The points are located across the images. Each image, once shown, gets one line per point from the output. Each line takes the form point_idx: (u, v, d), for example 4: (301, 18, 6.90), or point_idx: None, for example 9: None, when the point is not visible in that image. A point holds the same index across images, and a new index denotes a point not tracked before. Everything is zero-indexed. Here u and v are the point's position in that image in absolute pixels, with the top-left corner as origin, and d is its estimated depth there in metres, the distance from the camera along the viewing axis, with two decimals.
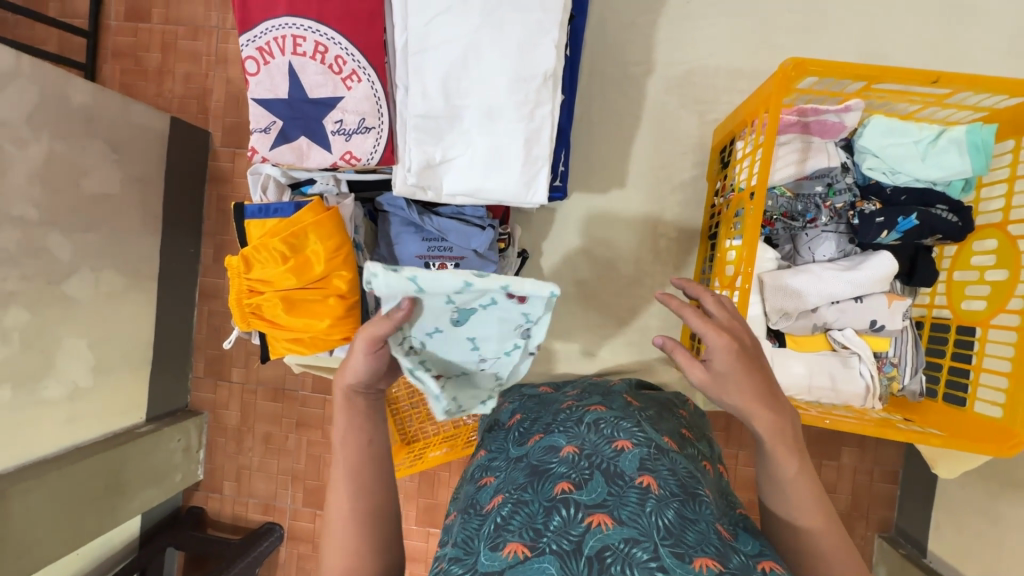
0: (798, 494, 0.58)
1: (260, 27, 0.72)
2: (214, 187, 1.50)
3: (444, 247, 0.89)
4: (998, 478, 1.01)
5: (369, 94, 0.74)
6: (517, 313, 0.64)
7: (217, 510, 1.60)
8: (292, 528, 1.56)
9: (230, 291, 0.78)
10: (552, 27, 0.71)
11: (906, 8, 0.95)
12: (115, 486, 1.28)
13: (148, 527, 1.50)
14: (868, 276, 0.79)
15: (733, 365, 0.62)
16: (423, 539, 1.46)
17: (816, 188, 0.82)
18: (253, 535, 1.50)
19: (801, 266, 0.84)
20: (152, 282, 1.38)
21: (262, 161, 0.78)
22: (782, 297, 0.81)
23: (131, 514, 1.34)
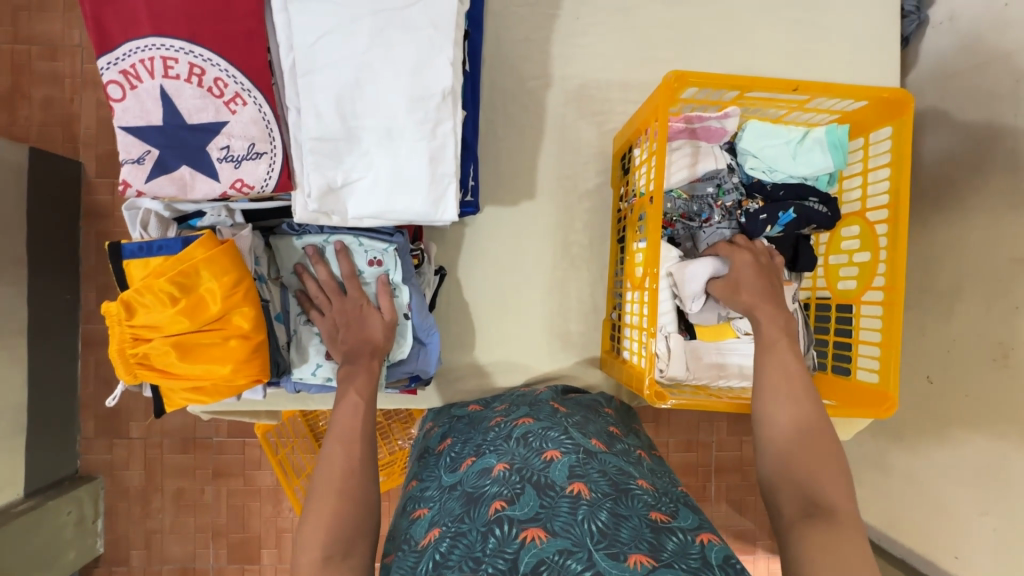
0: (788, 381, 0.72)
1: (121, 49, 0.65)
2: (91, 223, 1.41)
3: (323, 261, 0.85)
4: (884, 434, 1.14)
5: (257, 118, 0.69)
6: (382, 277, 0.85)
7: None
8: None
9: (110, 341, 0.70)
10: (446, 45, 0.70)
11: (767, 23, 1.05)
12: None
13: None
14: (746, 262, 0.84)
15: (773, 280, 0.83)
16: None
17: (709, 188, 0.88)
18: None
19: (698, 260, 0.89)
20: (19, 337, 1.23)
21: (138, 195, 0.69)
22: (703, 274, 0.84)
23: None
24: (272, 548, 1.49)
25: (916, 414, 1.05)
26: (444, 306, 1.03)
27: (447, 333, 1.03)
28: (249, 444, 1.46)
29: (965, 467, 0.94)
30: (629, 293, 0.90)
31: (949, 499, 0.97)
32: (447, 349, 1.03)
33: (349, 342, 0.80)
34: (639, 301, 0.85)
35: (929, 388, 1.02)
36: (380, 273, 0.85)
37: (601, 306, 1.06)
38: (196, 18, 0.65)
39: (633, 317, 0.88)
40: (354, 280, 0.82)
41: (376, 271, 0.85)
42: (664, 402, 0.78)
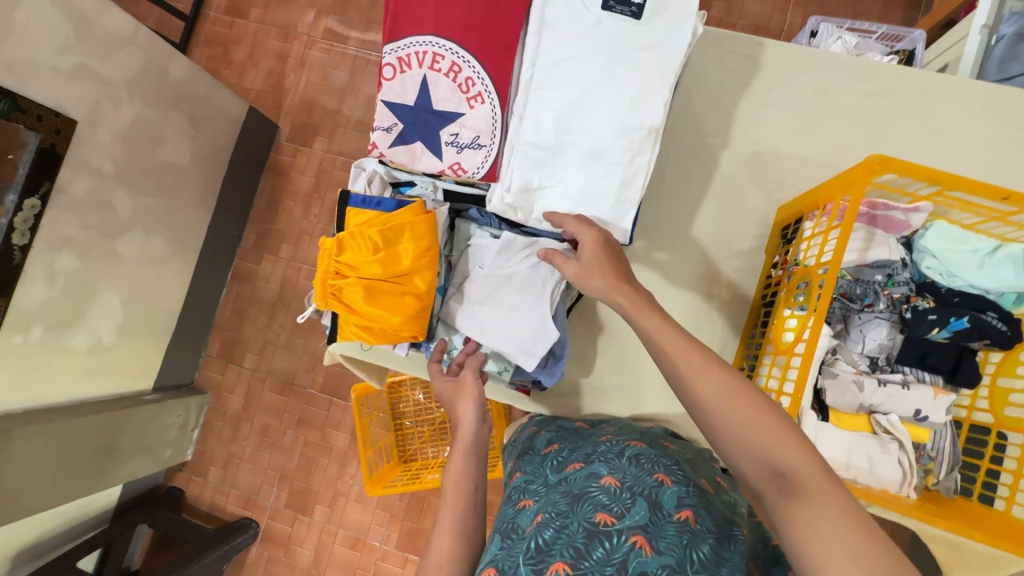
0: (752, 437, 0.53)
1: (405, 41, 0.79)
2: (270, 176, 1.93)
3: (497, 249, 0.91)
4: None
5: (489, 116, 0.80)
6: (541, 277, 0.89)
7: (196, 495, 1.81)
8: (268, 527, 1.76)
9: (317, 269, 0.83)
10: (663, 88, 0.78)
11: (970, 133, 1.03)
12: (109, 450, 1.49)
13: (128, 499, 1.73)
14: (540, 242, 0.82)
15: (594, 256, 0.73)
16: (399, 564, 1.69)
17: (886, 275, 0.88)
18: (227, 529, 1.68)
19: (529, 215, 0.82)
20: (191, 256, 1.70)
21: (378, 156, 0.83)
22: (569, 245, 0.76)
23: (116, 479, 1.55)
24: (325, 507, 1.75)
25: None
26: (574, 322, 1.08)
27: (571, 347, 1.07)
28: (334, 405, 1.83)
29: None
30: (770, 357, 0.91)
31: None
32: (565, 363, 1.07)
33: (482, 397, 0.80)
34: (783, 366, 0.85)
35: None
36: (540, 273, 0.89)
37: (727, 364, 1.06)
38: (469, 27, 0.78)
39: (770, 380, 0.88)
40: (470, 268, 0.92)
41: (536, 271, 0.89)
42: None
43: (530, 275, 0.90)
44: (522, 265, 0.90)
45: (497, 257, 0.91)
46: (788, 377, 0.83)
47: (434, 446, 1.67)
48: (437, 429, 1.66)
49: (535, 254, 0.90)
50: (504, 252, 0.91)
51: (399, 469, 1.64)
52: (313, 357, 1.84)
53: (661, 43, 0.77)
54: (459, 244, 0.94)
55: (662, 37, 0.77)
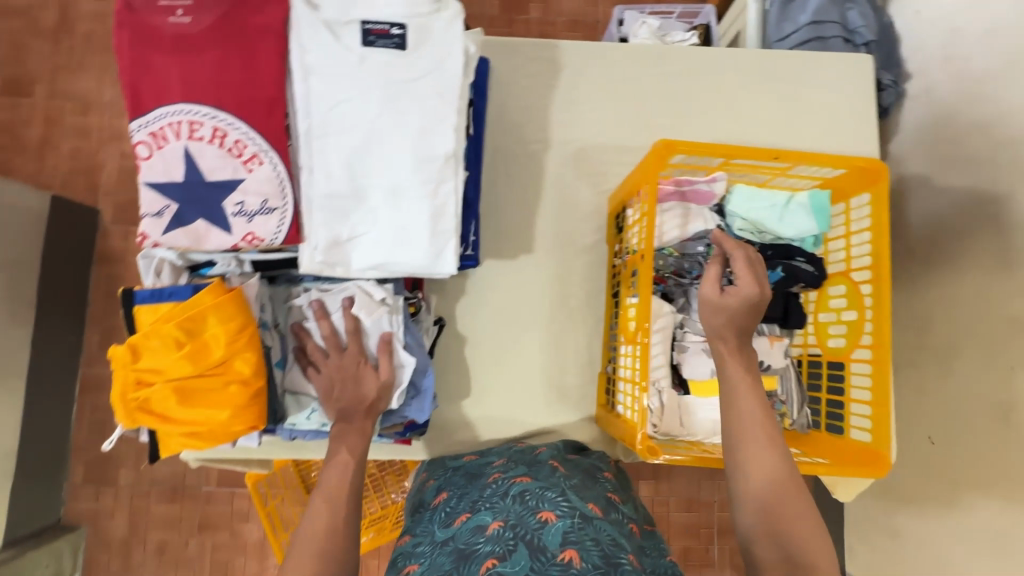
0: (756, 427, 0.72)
1: (153, 113, 0.71)
2: (102, 267, 1.72)
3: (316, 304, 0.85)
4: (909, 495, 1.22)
5: (272, 176, 0.73)
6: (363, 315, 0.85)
7: None
8: None
9: (113, 384, 0.72)
10: (449, 113, 0.76)
11: (754, 96, 1.13)
12: None
13: None
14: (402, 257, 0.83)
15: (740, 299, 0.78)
16: None
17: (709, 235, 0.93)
18: None
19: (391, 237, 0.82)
20: (16, 381, 1.50)
21: (153, 245, 0.73)
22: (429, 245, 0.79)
23: None
24: None
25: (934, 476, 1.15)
26: (441, 357, 1.04)
27: (445, 383, 1.03)
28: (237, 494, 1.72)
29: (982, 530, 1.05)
30: (623, 346, 0.92)
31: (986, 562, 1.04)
32: (441, 402, 1.03)
33: (342, 399, 0.81)
34: (632, 355, 0.86)
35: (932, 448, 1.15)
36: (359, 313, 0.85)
37: (596, 359, 1.07)
38: (223, 86, 0.71)
39: (627, 368, 0.90)
40: (357, 337, 0.84)
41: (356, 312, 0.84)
42: (656, 457, 0.77)
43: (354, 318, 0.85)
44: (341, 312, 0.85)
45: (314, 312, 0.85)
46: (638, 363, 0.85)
47: None
48: None
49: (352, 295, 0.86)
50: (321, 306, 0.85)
51: None
52: None
53: (434, 68, 0.75)
54: (285, 309, 0.87)
55: (434, 62, 0.75)
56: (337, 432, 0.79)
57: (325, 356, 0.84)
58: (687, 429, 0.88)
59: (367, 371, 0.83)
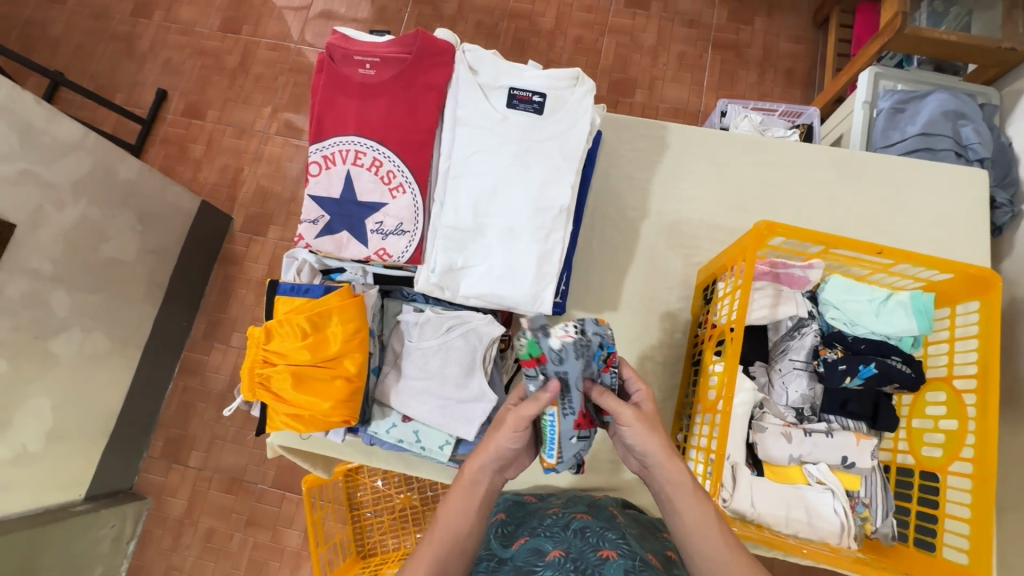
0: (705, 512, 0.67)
1: (329, 140, 0.86)
2: (222, 266, 1.96)
3: (421, 319, 0.93)
4: None
5: (410, 204, 0.85)
6: (466, 337, 0.91)
7: None
8: None
9: (245, 358, 0.84)
10: (569, 171, 0.85)
11: (857, 195, 1.15)
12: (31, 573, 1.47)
13: None
14: (513, 291, 0.85)
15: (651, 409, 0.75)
16: None
17: (575, 363, 0.71)
18: None
19: (497, 272, 0.86)
20: (134, 352, 1.72)
21: (304, 246, 0.87)
22: (540, 280, 0.85)
23: None
24: None
25: None
26: None
27: None
28: (287, 499, 1.81)
29: None
30: (699, 416, 0.93)
31: None
32: None
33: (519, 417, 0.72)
34: (710, 425, 0.87)
35: None
36: (461, 335, 0.91)
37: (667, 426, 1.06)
38: (388, 126, 0.85)
39: (702, 440, 0.90)
40: (453, 357, 0.91)
41: (460, 332, 0.91)
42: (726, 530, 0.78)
43: (457, 338, 0.91)
44: (443, 329, 0.92)
45: (417, 326, 0.93)
46: (714, 434, 0.85)
47: (395, 538, 1.67)
48: (402, 516, 1.66)
49: (457, 317, 0.93)
50: (424, 321, 0.93)
51: (357, 565, 1.60)
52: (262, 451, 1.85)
53: (563, 133, 0.86)
54: (390, 320, 0.96)
55: (564, 129, 0.86)
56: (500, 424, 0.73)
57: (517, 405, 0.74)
58: (759, 512, 0.85)
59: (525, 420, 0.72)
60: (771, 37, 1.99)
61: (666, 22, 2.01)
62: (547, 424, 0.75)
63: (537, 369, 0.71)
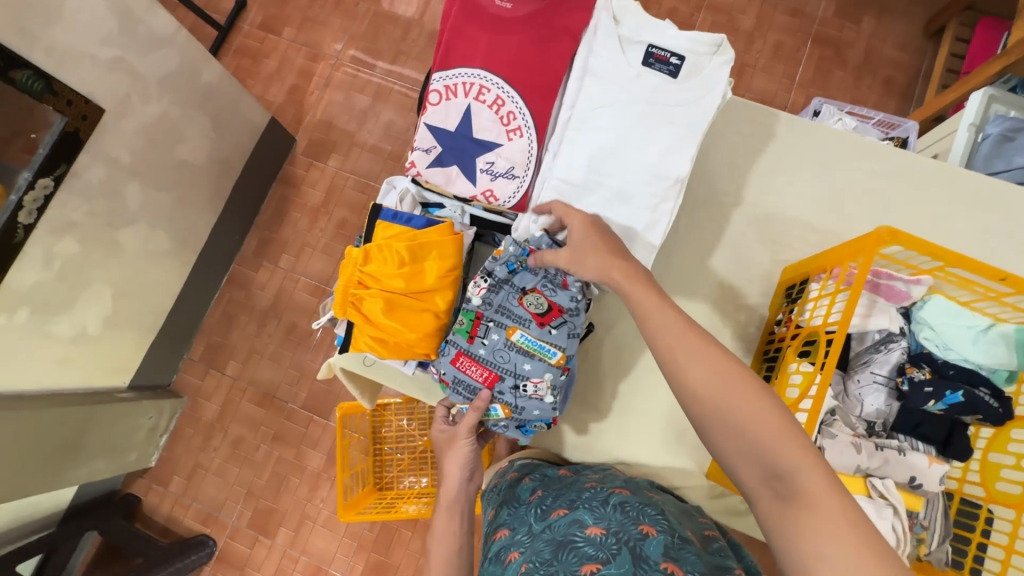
0: (716, 371, 0.62)
1: (453, 70, 0.83)
2: (280, 186, 1.98)
3: None
4: None
5: (524, 149, 0.83)
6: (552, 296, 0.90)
7: (153, 503, 1.88)
8: (228, 542, 1.83)
9: (340, 276, 0.84)
10: (692, 143, 0.82)
11: (963, 218, 1.10)
12: (79, 449, 1.54)
13: (82, 500, 1.76)
14: None
15: (585, 231, 0.78)
16: None
17: (499, 294, 0.87)
18: (186, 545, 1.74)
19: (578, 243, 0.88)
20: (190, 256, 1.76)
21: (414, 175, 0.85)
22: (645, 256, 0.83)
23: (81, 477, 1.59)
24: (288, 530, 1.83)
25: None
26: (580, 361, 1.09)
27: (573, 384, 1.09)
28: (314, 421, 1.87)
29: None
30: None
31: None
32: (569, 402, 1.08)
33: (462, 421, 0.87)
34: None
35: None
36: None
37: None
38: (516, 65, 0.82)
39: None
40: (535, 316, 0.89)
41: None
42: None
43: None
44: None
45: None
46: None
47: (413, 476, 1.76)
48: (419, 457, 1.74)
49: None
50: None
51: (373, 497, 1.69)
52: (297, 373, 1.90)
53: (694, 101, 0.82)
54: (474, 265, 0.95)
55: (696, 96, 0.82)
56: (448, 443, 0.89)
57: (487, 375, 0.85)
58: None
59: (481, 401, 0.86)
60: (877, 39, 1.88)
61: (769, 7, 1.90)
62: (524, 342, 0.87)
63: (485, 323, 0.87)
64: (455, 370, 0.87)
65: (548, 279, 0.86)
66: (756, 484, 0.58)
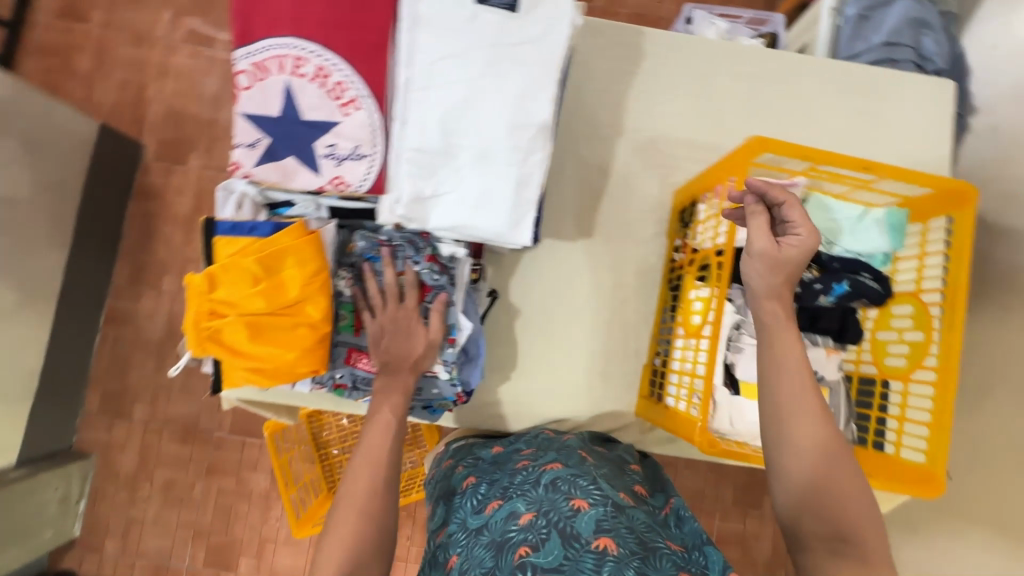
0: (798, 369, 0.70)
1: (258, 43, 0.69)
2: (138, 202, 1.72)
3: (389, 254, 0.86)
4: None
5: (367, 123, 0.73)
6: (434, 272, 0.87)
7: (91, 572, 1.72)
8: None
9: (187, 310, 0.72)
10: (549, 83, 0.75)
11: (831, 108, 1.12)
12: None
13: None
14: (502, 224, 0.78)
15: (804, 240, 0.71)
16: None
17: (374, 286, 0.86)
18: None
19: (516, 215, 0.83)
20: (47, 304, 1.51)
21: (241, 177, 0.72)
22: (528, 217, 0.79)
23: None
24: (250, 558, 1.74)
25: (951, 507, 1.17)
26: (490, 329, 1.05)
27: (490, 355, 1.05)
28: (248, 443, 1.75)
29: None
30: (681, 339, 0.93)
31: None
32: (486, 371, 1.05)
33: (391, 352, 0.84)
34: (695, 348, 0.87)
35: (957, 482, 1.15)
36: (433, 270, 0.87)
37: (644, 350, 1.07)
38: (332, 25, 0.70)
39: (684, 363, 0.90)
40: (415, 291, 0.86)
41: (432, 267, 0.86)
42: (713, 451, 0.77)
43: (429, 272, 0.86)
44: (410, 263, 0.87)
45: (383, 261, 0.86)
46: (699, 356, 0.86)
47: None
48: None
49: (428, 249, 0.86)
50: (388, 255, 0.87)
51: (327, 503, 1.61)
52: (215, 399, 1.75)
53: (541, 36, 0.74)
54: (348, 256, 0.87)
55: (542, 30, 0.74)
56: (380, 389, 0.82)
57: (383, 304, 0.85)
58: (737, 431, 0.89)
59: (420, 328, 0.85)
60: None
61: None
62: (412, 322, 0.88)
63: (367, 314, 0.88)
64: (351, 369, 0.88)
65: (409, 241, 0.85)
66: (787, 463, 0.68)
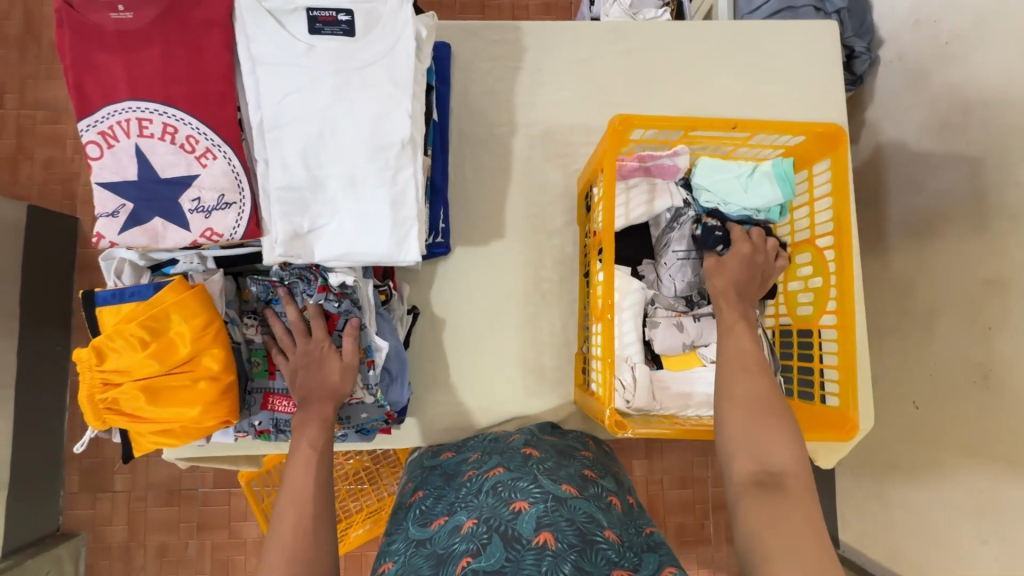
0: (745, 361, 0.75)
1: (100, 113, 0.70)
2: (85, 275, 1.67)
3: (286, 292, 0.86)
4: (882, 465, 1.27)
5: (227, 170, 0.73)
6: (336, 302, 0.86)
7: None
8: None
9: (80, 386, 0.72)
10: (403, 99, 0.75)
11: (719, 69, 1.12)
12: None
13: None
14: (388, 245, 0.77)
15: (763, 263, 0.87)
16: None
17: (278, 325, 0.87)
18: None
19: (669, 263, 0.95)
20: (7, 391, 1.47)
21: (110, 246, 0.73)
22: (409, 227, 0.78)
23: None
24: None
25: (909, 437, 1.18)
26: (418, 344, 1.05)
27: (422, 370, 1.05)
28: (234, 494, 1.69)
29: (961, 497, 1.06)
30: (594, 325, 0.93)
31: (955, 530, 1.07)
32: (422, 387, 1.05)
33: (307, 386, 0.82)
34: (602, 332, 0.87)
35: (916, 413, 1.15)
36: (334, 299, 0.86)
37: (573, 340, 1.07)
38: (170, 82, 0.70)
39: (597, 347, 0.90)
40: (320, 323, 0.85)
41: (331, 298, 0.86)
42: (624, 431, 0.77)
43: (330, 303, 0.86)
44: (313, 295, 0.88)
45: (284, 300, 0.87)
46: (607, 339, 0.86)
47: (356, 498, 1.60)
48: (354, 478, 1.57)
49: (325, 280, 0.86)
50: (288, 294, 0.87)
51: None
52: None
53: (385, 54, 0.75)
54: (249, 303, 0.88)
55: (385, 49, 0.75)
56: (298, 423, 0.80)
57: (291, 342, 0.85)
58: (660, 406, 0.89)
59: (331, 355, 0.84)
60: None
61: None
62: None
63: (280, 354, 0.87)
64: (271, 413, 0.87)
65: (299, 276, 0.85)
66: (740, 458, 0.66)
